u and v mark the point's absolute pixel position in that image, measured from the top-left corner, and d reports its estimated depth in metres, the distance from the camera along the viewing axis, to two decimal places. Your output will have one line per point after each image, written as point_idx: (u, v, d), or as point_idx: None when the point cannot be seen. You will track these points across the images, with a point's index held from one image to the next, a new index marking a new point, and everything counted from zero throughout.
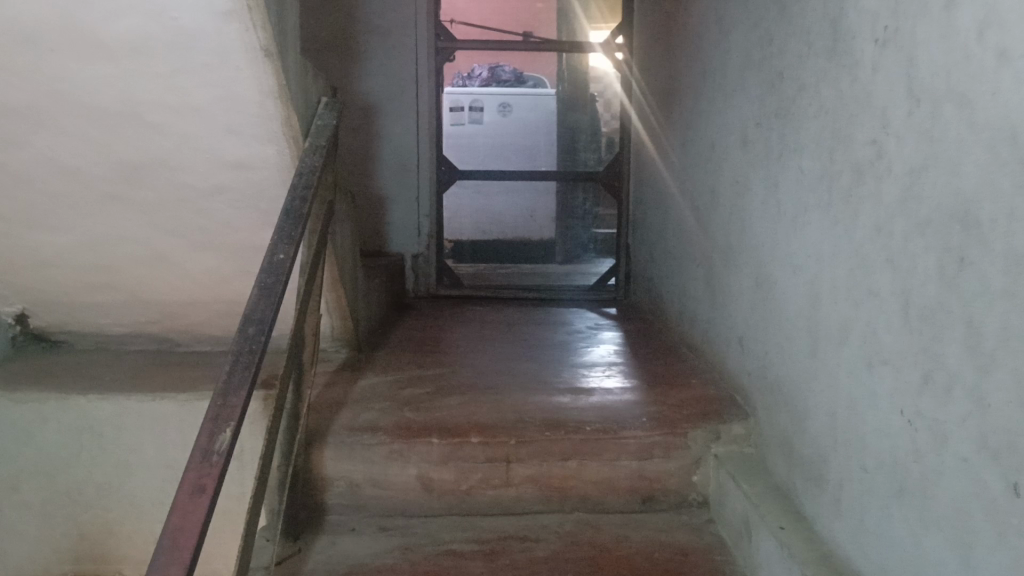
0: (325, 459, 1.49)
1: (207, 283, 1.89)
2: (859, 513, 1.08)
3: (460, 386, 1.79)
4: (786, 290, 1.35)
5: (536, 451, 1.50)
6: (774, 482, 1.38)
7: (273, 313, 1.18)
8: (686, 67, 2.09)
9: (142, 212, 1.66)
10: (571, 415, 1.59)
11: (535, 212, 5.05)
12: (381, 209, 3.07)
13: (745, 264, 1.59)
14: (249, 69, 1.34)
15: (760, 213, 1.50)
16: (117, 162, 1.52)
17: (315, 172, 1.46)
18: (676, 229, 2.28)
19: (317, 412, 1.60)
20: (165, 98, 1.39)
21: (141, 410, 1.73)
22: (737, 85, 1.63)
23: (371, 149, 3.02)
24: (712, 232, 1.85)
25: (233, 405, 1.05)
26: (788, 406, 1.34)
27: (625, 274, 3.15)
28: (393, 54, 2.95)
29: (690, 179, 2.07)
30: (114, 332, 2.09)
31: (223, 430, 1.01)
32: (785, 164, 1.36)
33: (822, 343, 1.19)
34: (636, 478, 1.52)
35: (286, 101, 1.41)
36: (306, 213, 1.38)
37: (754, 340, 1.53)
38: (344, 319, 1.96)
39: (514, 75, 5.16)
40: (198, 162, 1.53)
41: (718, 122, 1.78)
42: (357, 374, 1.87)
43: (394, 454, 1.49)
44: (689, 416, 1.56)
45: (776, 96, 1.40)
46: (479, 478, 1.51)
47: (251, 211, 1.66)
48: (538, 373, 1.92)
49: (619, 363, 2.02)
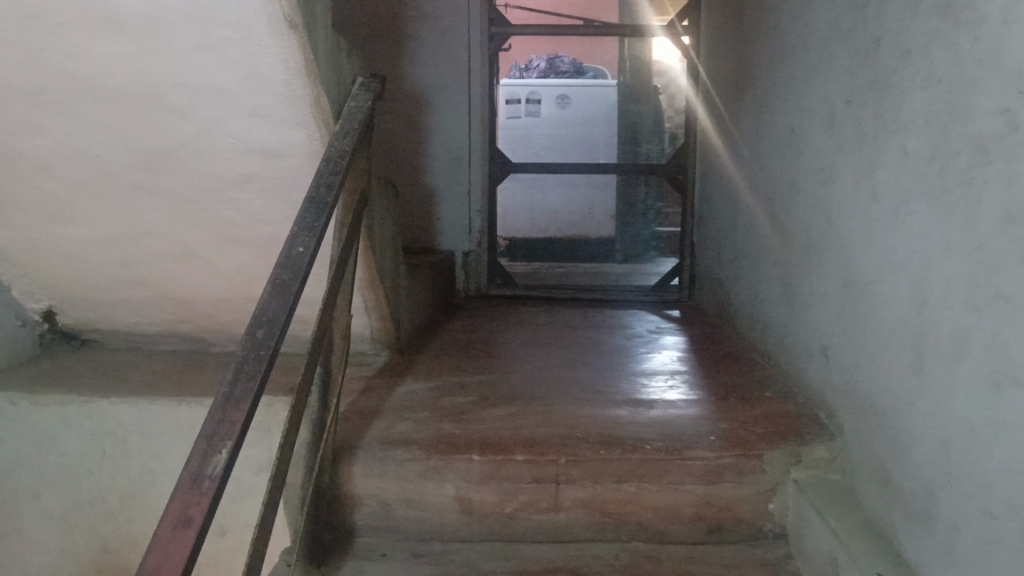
0: (355, 475, 1.35)
1: (239, 282, 1.77)
2: (982, 566, 0.88)
3: (507, 395, 1.63)
4: (883, 293, 1.16)
5: (588, 471, 1.33)
6: (867, 517, 1.19)
7: (287, 314, 1.04)
8: (760, 45, 1.90)
9: (168, 205, 1.54)
10: (629, 431, 1.42)
11: (593, 208, 4.91)
12: (430, 204, 2.93)
13: (831, 262, 1.40)
14: (273, 44, 1.20)
15: (850, 205, 1.30)
16: (138, 149, 1.40)
17: (345, 157, 1.32)
18: (747, 225, 2.08)
19: (349, 422, 1.46)
20: (186, 79, 1.26)
21: (167, 415, 1.62)
22: (823, 59, 1.43)
23: (421, 140, 2.89)
24: (790, 227, 1.66)
25: (233, 421, 0.90)
26: (885, 429, 1.15)
27: (689, 274, 2.94)
28: (445, 41, 2.81)
29: (765, 169, 1.88)
30: (144, 332, 1.99)
31: (219, 451, 0.87)
32: (882, 147, 1.17)
33: (931, 359, 1.00)
34: (704, 505, 1.34)
35: (315, 80, 1.27)
36: (333, 203, 1.24)
37: (843, 350, 1.34)
38: (383, 321, 1.82)
39: (574, 66, 5.02)
40: (222, 149, 1.40)
41: (798, 102, 1.59)
42: (396, 380, 1.73)
43: (430, 472, 1.34)
44: (764, 436, 1.37)
45: (871, 68, 1.21)
46: (524, 501, 1.34)
47: (281, 203, 1.53)
48: (592, 382, 1.75)
49: (683, 372, 1.84)
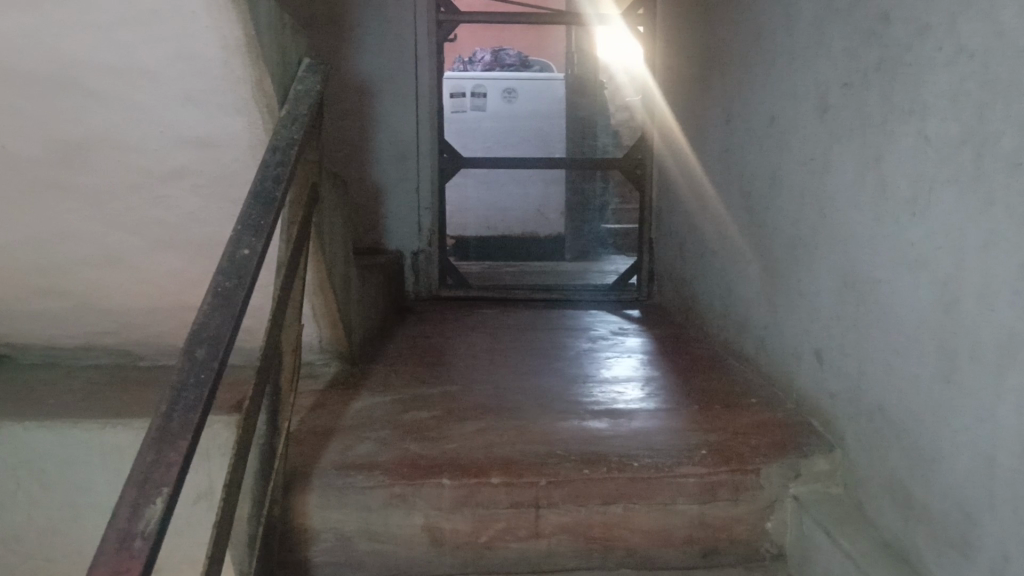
0: (310, 507, 1.20)
1: (172, 288, 1.59)
2: None
3: (473, 408, 1.49)
4: (897, 292, 1.06)
5: (573, 493, 1.20)
6: (882, 538, 1.10)
7: (232, 328, 0.89)
8: (731, 29, 1.80)
9: (88, 204, 1.35)
10: (612, 446, 1.30)
11: (544, 207, 4.82)
12: (376, 202, 2.76)
13: (825, 258, 1.30)
14: (211, 16, 1.04)
15: (851, 196, 1.20)
16: (52, 142, 1.21)
17: (293, 146, 1.17)
18: (717, 219, 1.99)
19: (301, 444, 1.30)
20: (109, 60, 1.09)
21: (91, 441, 1.44)
22: (811, 39, 1.34)
23: (366, 134, 2.72)
24: (772, 221, 1.56)
25: (170, 461, 0.75)
26: (903, 441, 1.05)
27: (648, 272, 2.84)
28: (390, 30, 2.66)
29: (737, 161, 1.78)
30: (64, 346, 1.80)
31: (153, 501, 0.72)
32: (892, 132, 1.07)
33: (968, 367, 0.90)
34: (697, 526, 1.23)
35: (259, 58, 1.12)
36: (282, 197, 1.09)
37: (842, 354, 1.24)
38: (334, 329, 1.66)
39: (518, 59, 4.92)
40: (152, 139, 1.23)
41: (780, 87, 1.49)
42: (350, 394, 1.57)
43: (396, 500, 1.19)
44: (759, 448, 1.26)
45: (875, 46, 1.11)
46: (501, 528, 1.21)
47: (220, 200, 1.36)
48: (562, 390, 1.62)
49: (656, 377, 1.73)
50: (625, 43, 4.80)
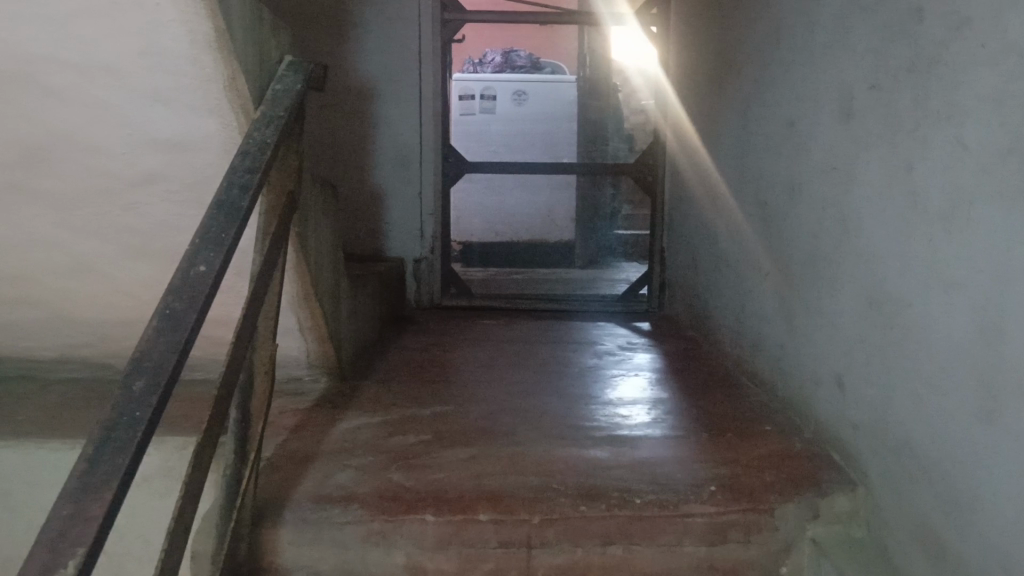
0: (281, 544, 1.09)
1: (150, 300, 1.49)
2: None
3: (465, 432, 1.39)
4: (930, 319, 0.95)
5: (570, 532, 1.09)
6: None
7: (179, 356, 0.79)
8: (747, 29, 1.70)
9: (52, 210, 1.25)
10: (614, 478, 1.19)
11: (552, 211, 4.72)
12: (377, 207, 2.67)
13: (848, 277, 1.19)
14: (173, 9, 0.95)
15: (877, 209, 1.09)
16: (10, 143, 1.11)
17: (266, 150, 1.07)
18: (731, 230, 1.88)
19: (276, 472, 1.20)
20: (65, 55, 0.99)
21: (59, 461, 1.35)
22: (835, 37, 1.23)
23: (367, 137, 2.63)
24: (790, 234, 1.45)
25: (91, 516, 0.66)
26: (935, 485, 0.94)
27: (659, 282, 2.74)
28: (394, 29, 2.57)
29: (753, 168, 1.67)
30: (39, 357, 1.70)
31: (65, 565, 0.63)
32: (926, 139, 0.96)
33: (1011, 409, 0.79)
34: (706, 570, 1.12)
35: (228, 54, 1.02)
36: (250, 207, 0.99)
37: (866, 382, 1.13)
38: (321, 344, 1.56)
39: (529, 61, 4.82)
40: (118, 141, 1.13)
41: (800, 89, 1.38)
42: (336, 415, 1.48)
43: (375, 538, 1.09)
44: (774, 485, 1.15)
45: (907, 44, 1.00)
46: (491, 569, 1.10)
47: (195, 206, 1.27)
48: (563, 412, 1.52)
49: (664, 399, 1.62)
50: (639, 45, 4.71)
